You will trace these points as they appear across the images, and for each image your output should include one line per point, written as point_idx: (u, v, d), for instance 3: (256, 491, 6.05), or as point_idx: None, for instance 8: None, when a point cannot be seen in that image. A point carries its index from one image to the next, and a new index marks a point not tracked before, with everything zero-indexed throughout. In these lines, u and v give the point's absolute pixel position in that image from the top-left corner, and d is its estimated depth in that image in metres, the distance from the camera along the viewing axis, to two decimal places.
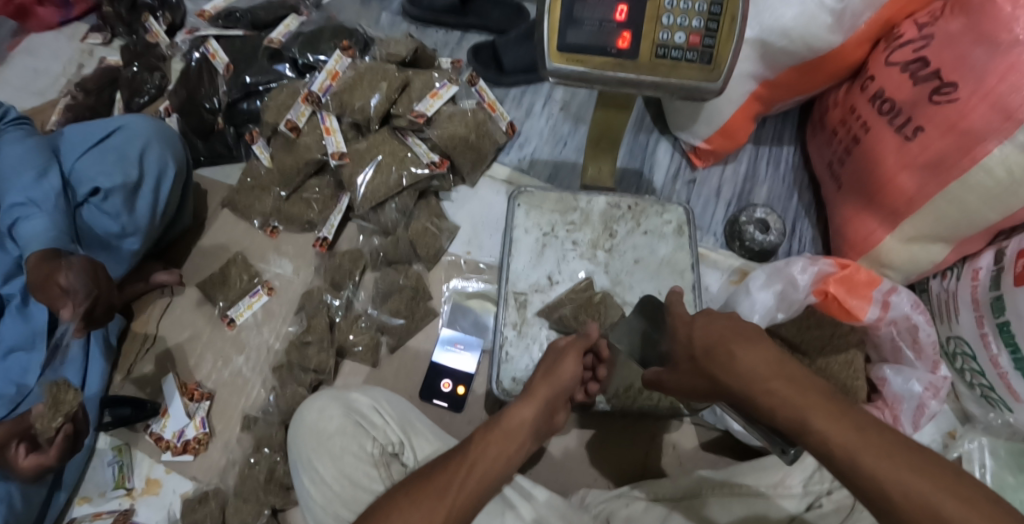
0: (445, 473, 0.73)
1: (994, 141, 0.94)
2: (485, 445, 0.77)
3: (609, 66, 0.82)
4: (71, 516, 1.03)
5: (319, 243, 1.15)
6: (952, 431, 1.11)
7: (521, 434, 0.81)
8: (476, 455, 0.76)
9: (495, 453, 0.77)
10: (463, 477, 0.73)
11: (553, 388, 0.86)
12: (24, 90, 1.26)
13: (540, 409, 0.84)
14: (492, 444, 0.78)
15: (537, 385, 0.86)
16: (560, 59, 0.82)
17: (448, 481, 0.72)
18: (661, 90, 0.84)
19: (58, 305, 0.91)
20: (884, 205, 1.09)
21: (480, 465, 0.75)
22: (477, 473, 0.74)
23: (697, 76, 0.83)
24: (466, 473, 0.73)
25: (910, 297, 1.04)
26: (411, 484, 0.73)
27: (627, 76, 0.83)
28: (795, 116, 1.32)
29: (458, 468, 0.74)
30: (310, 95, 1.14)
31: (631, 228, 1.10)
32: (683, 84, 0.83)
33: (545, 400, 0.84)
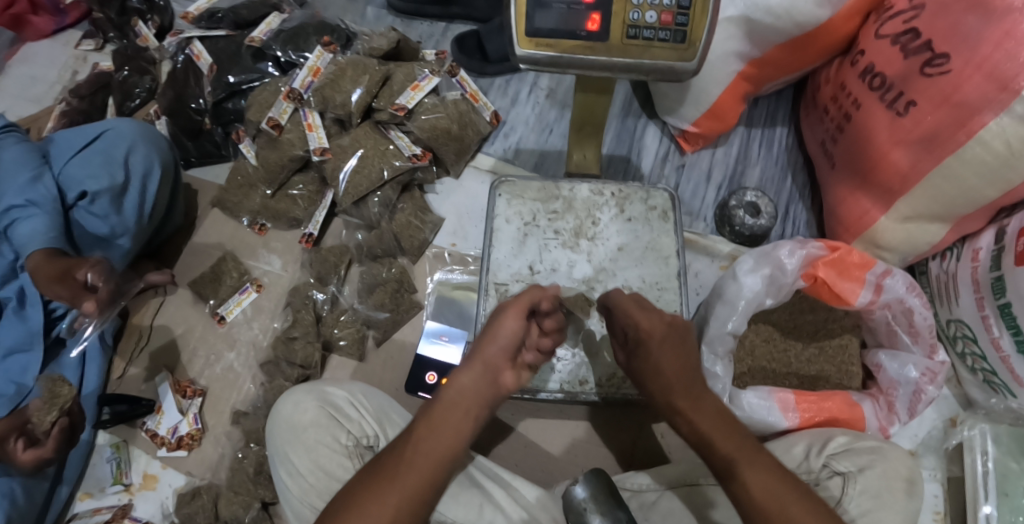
0: (397, 460, 0.73)
1: (990, 113, 0.89)
2: (431, 420, 0.75)
3: (580, 49, 0.79)
4: (73, 511, 1.06)
5: (306, 239, 1.17)
6: (954, 417, 1.08)
7: (466, 400, 0.76)
8: (422, 432, 0.75)
9: (442, 425, 0.75)
10: (412, 458, 0.73)
11: (503, 343, 0.78)
12: (22, 97, 1.30)
13: (483, 372, 0.77)
14: (437, 416, 0.75)
15: (482, 346, 0.79)
16: (529, 45, 0.79)
17: (398, 469, 0.73)
18: (635, 72, 0.81)
19: (81, 298, 0.93)
20: (878, 183, 1.05)
21: (427, 440, 0.74)
22: (425, 453, 0.74)
23: (671, 56, 0.80)
24: (413, 454, 0.73)
25: (906, 278, 0.99)
26: (366, 474, 0.74)
27: (597, 60, 0.80)
28: (790, 95, 1.29)
29: (410, 451, 0.74)
30: (292, 92, 1.14)
31: (614, 214, 1.08)
32: (656, 65, 0.80)
33: (489, 363, 0.78)
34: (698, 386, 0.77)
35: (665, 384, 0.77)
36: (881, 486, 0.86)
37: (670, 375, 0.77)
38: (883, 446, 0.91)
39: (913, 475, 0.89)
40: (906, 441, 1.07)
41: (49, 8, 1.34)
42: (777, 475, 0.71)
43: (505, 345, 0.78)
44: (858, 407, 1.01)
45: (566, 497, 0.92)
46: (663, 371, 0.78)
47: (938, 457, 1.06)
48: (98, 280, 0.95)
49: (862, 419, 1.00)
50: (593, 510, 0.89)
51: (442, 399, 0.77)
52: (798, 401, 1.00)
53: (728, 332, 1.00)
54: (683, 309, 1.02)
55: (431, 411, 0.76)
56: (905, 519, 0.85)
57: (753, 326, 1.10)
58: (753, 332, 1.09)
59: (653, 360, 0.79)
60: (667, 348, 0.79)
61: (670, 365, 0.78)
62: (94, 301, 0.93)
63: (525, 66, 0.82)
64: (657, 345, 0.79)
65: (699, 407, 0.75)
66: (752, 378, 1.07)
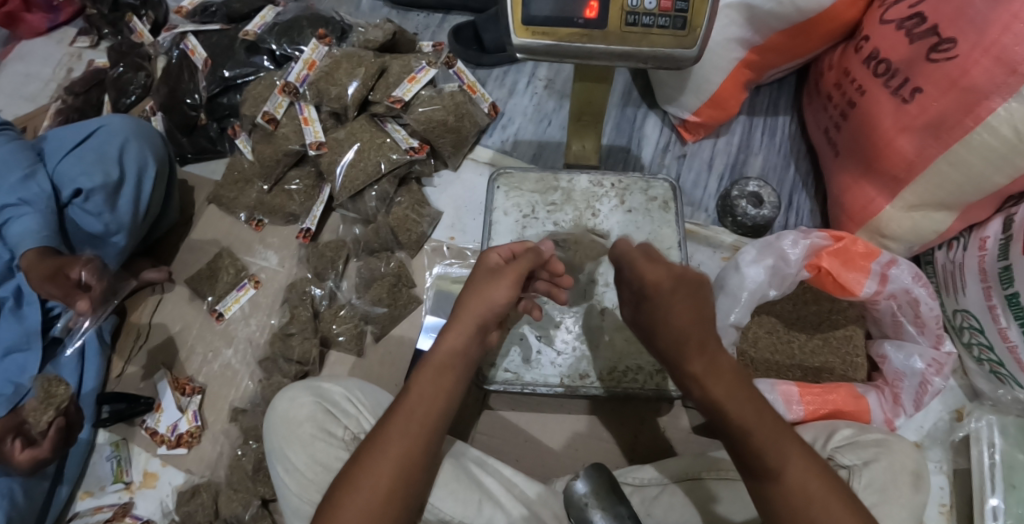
0: (393, 426, 0.73)
1: (999, 98, 0.87)
2: (422, 381, 0.75)
3: (576, 37, 0.77)
4: (73, 510, 1.05)
5: (302, 234, 1.15)
6: (960, 408, 1.06)
7: (455, 358, 0.76)
8: (415, 397, 0.74)
9: (438, 385, 0.75)
10: (413, 421, 0.73)
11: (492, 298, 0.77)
12: (16, 96, 1.29)
13: (472, 327, 0.77)
14: (426, 375, 0.75)
15: (468, 302, 0.78)
16: (526, 33, 0.77)
17: (397, 434, 0.73)
18: (633, 60, 0.79)
19: (73, 297, 0.92)
20: (883, 172, 1.03)
21: (427, 402, 0.74)
22: (424, 416, 0.74)
23: (670, 43, 0.78)
24: (414, 420, 0.74)
25: (911, 268, 0.98)
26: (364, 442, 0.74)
27: (596, 48, 0.78)
28: (792, 83, 1.27)
29: (405, 415, 0.74)
30: (287, 86, 1.13)
31: (614, 206, 1.07)
32: (656, 53, 0.78)
33: (478, 322, 0.77)
34: (718, 352, 0.70)
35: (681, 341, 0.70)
36: (887, 479, 0.85)
37: (682, 332, 0.70)
38: (889, 439, 0.90)
39: (919, 469, 0.88)
40: (911, 432, 1.05)
41: (42, 5, 1.33)
42: (813, 470, 0.68)
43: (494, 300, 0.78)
44: (863, 399, 0.99)
45: (568, 492, 0.91)
46: (678, 327, 0.70)
47: (945, 449, 1.04)
48: (90, 279, 0.94)
49: (866, 412, 0.99)
50: (595, 505, 0.89)
51: (431, 360, 0.76)
52: (802, 394, 0.99)
53: (730, 324, 0.99)
54: None
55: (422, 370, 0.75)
56: (912, 513, 0.83)
57: (755, 318, 1.08)
58: (755, 324, 1.08)
59: (665, 319, 0.71)
60: (680, 300, 0.71)
61: (683, 311, 0.70)
62: (87, 299, 0.92)
63: (521, 56, 0.80)
64: (673, 301, 0.71)
65: (731, 386, 0.69)
66: (755, 370, 1.06)
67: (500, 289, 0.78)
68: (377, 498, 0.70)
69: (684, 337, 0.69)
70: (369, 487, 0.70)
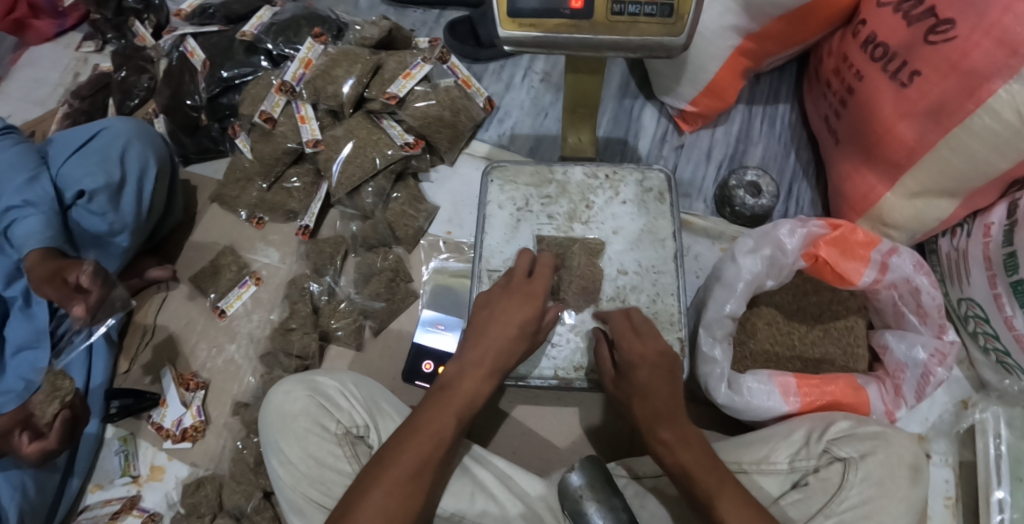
0: (415, 447, 0.77)
1: (1000, 81, 0.85)
2: (452, 411, 0.80)
3: (564, 28, 0.76)
4: (84, 503, 1.08)
5: (302, 231, 1.17)
6: (966, 399, 1.04)
7: (475, 393, 0.82)
8: (441, 412, 0.79)
9: (460, 418, 0.80)
10: (433, 449, 0.77)
11: (502, 336, 0.83)
12: (25, 100, 1.34)
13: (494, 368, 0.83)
14: (452, 406, 0.80)
15: (490, 329, 0.84)
16: (513, 26, 0.76)
17: (417, 461, 0.76)
18: (621, 50, 0.78)
19: (70, 301, 0.94)
20: (883, 158, 1.00)
21: (446, 435, 0.79)
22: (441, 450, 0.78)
23: (659, 31, 0.76)
24: (431, 447, 0.77)
25: (912, 257, 0.96)
26: (379, 463, 0.76)
27: (584, 38, 0.77)
28: (793, 70, 1.25)
29: (425, 444, 0.77)
30: (285, 84, 1.14)
31: (609, 197, 1.06)
32: (644, 42, 0.77)
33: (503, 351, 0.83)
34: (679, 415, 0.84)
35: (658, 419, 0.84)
36: (883, 473, 0.84)
37: (657, 414, 0.84)
38: (886, 431, 0.88)
39: (917, 461, 0.86)
40: (916, 424, 1.03)
41: (48, 11, 1.38)
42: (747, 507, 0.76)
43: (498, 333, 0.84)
44: (863, 390, 0.97)
45: (563, 483, 0.91)
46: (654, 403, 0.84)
47: (950, 441, 1.02)
48: (88, 283, 0.96)
49: (866, 403, 0.97)
50: (590, 497, 0.89)
51: (455, 383, 0.82)
52: (800, 385, 0.97)
53: (726, 315, 0.97)
54: (680, 293, 0.99)
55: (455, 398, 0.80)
56: (908, 507, 0.83)
57: (755, 309, 1.06)
58: (755, 315, 1.06)
59: (639, 403, 0.85)
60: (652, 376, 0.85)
61: (658, 395, 0.84)
62: (83, 305, 0.95)
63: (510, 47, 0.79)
64: (656, 386, 0.85)
65: (690, 446, 0.81)
66: (753, 361, 1.04)
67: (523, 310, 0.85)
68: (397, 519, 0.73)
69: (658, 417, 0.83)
70: (390, 506, 0.73)
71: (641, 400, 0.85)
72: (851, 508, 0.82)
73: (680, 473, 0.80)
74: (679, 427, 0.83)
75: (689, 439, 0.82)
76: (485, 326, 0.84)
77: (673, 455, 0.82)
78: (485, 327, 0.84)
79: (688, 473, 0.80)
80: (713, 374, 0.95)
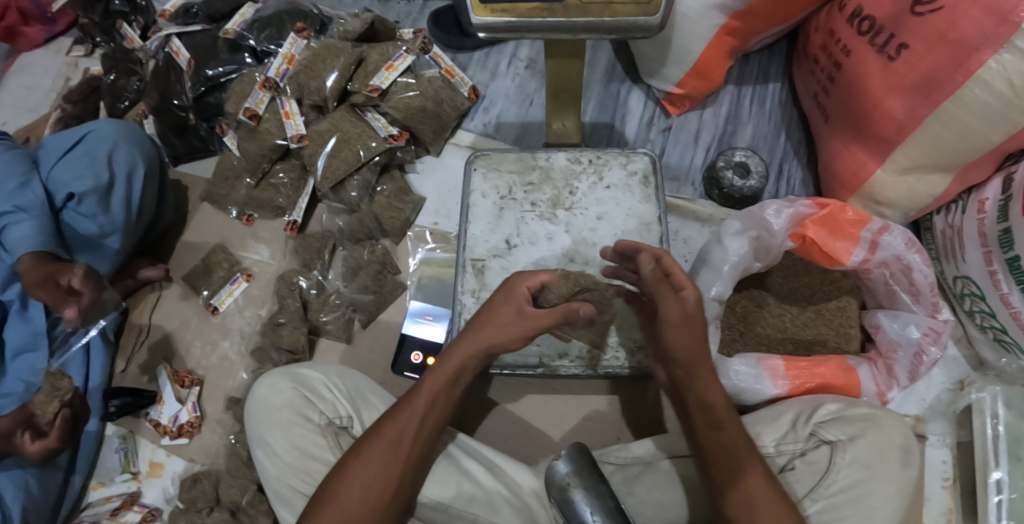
0: (396, 427, 0.79)
1: (989, 50, 0.82)
2: (430, 393, 0.80)
3: (537, 11, 0.74)
4: (87, 501, 1.10)
5: (290, 227, 1.18)
6: (963, 379, 1.02)
7: (462, 372, 0.81)
8: (426, 396, 0.80)
9: (443, 399, 0.81)
10: (417, 428, 0.79)
11: (495, 338, 0.79)
12: (20, 107, 1.37)
13: (477, 359, 0.80)
14: (431, 389, 0.80)
15: (482, 324, 0.80)
16: (485, 12, 0.75)
17: (399, 435, 0.79)
18: (596, 32, 0.76)
19: (63, 304, 0.97)
20: (872, 134, 0.98)
21: (432, 414, 0.80)
22: (426, 429, 0.80)
23: (634, 11, 0.74)
24: (416, 426, 0.79)
25: (904, 234, 0.94)
26: (368, 437, 0.79)
27: (558, 21, 0.75)
28: (783, 49, 1.22)
29: (411, 421, 0.79)
30: (268, 81, 1.15)
31: (593, 183, 1.05)
32: (619, 22, 0.75)
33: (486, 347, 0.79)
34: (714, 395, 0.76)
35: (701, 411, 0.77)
36: (874, 456, 0.82)
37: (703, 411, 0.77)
38: (877, 413, 0.86)
39: (908, 443, 0.84)
40: (912, 405, 1.01)
41: (39, 17, 1.40)
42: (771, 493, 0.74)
43: (495, 342, 0.79)
44: (855, 372, 0.95)
45: (550, 472, 0.89)
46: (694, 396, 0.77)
47: (947, 421, 1.01)
48: (80, 286, 0.98)
49: (858, 385, 0.95)
50: (577, 485, 0.85)
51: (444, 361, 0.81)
52: (788, 368, 0.95)
53: (712, 298, 0.95)
54: None
55: (429, 381, 0.80)
56: (900, 489, 0.81)
57: (745, 291, 1.05)
58: (745, 296, 1.05)
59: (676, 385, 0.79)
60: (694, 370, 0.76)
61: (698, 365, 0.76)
62: (75, 308, 0.97)
63: (484, 33, 0.77)
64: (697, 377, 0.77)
65: (736, 434, 0.76)
66: (744, 344, 1.03)
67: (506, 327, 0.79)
68: (372, 498, 0.76)
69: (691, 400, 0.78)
70: (365, 486, 0.77)
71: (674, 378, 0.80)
72: (840, 491, 0.81)
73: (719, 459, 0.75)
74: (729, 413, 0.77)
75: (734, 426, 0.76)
76: (481, 322, 0.80)
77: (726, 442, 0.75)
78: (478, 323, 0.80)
79: (732, 463, 0.75)
80: None
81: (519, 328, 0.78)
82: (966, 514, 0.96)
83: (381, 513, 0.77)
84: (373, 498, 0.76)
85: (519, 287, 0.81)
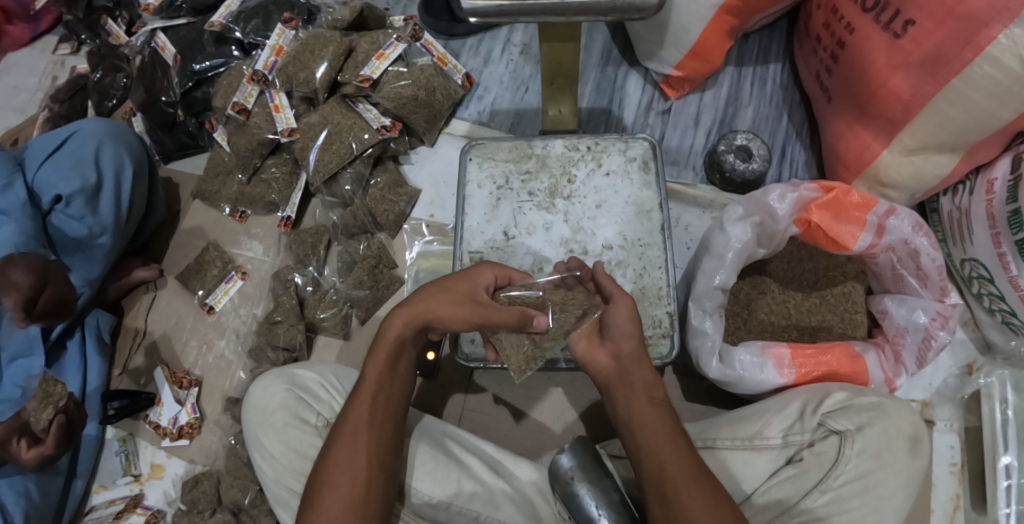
0: (351, 421, 0.78)
1: (1000, 25, 0.78)
2: (374, 376, 0.79)
3: None
4: (90, 504, 1.09)
5: (284, 223, 1.16)
6: (971, 363, 1.01)
7: (401, 348, 0.81)
8: (369, 384, 0.79)
9: (389, 379, 0.80)
10: (369, 414, 0.78)
11: (438, 308, 0.78)
12: (7, 108, 1.35)
13: (415, 327, 0.80)
14: (374, 370, 0.80)
15: (423, 295, 0.80)
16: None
17: (356, 426, 0.77)
18: (591, 14, 0.72)
19: (50, 309, 0.97)
20: (878, 115, 0.95)
21: (381, 397, 0.79)
22: (379, 414, 0.78)
23: None
24: (368, 412, 0.78)
25: (912, 217, 0.91)
26: (327, 442, 0.78)
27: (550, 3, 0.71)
28: (783, 28, 1.20)
29: (363, 412, 0.78)
30: (256, 74, 1.12)
31: (591, 169, 1.03)
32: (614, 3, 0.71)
33: (423, 315, 0.79)
34: (657, 389, 0.76)
35: (643, 430, 0.73)
36: (882, 445, 0.81)
37: (651, 435, 0.72)
38: (885, 402, 0.84)
39: (918, 432, 0.83)
40: (918, 391, 1.00)
41: (22, 16, 1.37)
42: (711, 504, 0.68)
43: (436, 311, 0.78)
44: (862, 359, 0.94)
45: (553, 466, 0.87)
46: (631, 417, 0.75)
47: (955, 406, 1.00)
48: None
49: (865, 373, 0.93)
50: (580, 478, 0.84)
51: (380, 344, 0.80)
52: (794, 356, 0.93)
53: (716, 287, 0.93)
54: (668, 265, 0.96)
55: (370, 364, 0.80)
56: (908, 479, 0.80)
57: (747, 277, 1.03)
58: (748, 283, 1.03)
59: (622, 403, 0.76)
60: (627, 389, 0.76)
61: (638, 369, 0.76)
62: (62, 312, 0.98)
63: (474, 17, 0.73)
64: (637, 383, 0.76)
65: (678, 459, 0.70)
66: (748, 332, 1.01)
67: (452, 299, 0.78)
68: (347, 498, 0.73)
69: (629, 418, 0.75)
70: (338, 487, 0.74)
71: (630, 378, 0.76)
72: (847, 483, 0.79)
73: (655, 483, 0.70)
74: (670, 431, 0.72)
75: (673, 444, 0.72)
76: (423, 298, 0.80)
77: (658, 465, 0.71)
78: (420, 298, 0.80)
79: (671, 487, 0.69)
80: (704, 348, 0.92)
81: (463, 309, 0.76)
82: (973, 499, 0.95)
83: (365, 511, 0.74)
84: (350, 496, 0.74)
85: (481, 278, 0.80)
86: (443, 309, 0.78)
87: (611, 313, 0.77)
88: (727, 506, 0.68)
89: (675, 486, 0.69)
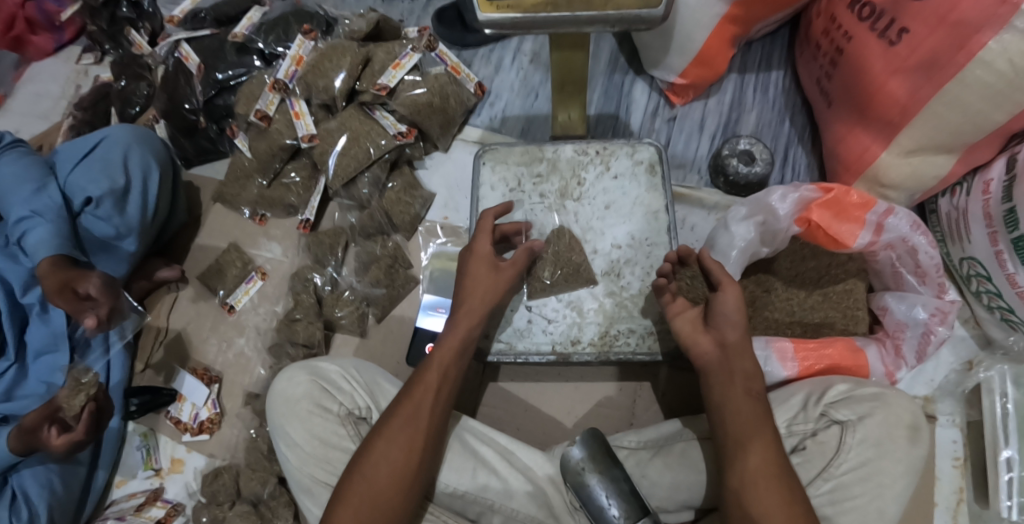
0: (412, 404, 0.82)
1: (990, 32, 0.82)
2: (440, 366, 0.85)
3: (542, 7, 0.74)
4: (111, 497, 1.12)
5: (303, 225, 1.20)
6: (972, 359, 1.03)
7: (464, 348, 0.87)
8: (433, 374, 0.84)
9: (453, 372, 0.86)
10: (432, 401, 0.83)
11: (486, 291, 0.90)
12: (32, 116, 1.41)
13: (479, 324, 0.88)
14: (441, 361, 0.85)
15: (474, 288, 0.89)
16: (491, 8, 0.74)
17: (416, 411, 0.82)
18: (601, 23, 0.76)
19: (82, 310, 0.99)
20: (876, 117, 0.98)
21: (444, 387, 0.84)
22: (440, 403, 0.83)
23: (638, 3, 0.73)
24: (432, 400, 0.83)
25: (909, 216, 0.95)
26: (386, 416, 0.83)
27: (563, 16, 0.75)
28: (785, 36, 1.24)
29: (425, 398, 0.83)
30: (277, 83, 1.17)
31: (600, 172, 1.06)
32: (622, 14, 0.74)
33: (484, 312, 0.89)
34: (756, 382, 0.80)
35: (734, 421, 0.78)
36: (882, 434, 0.84)
37: (740, 426, 0.77)
38: (885, 392, 0.87)
39: (916, 421, 0.86)
40: (920, 387, 1.03)
41: (46, 25, 1.42)
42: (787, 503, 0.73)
43: (486, 297, 0.89)
44: (863, 352, 0.97)
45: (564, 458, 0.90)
46: (726, 411, 0.79)
47: (957, 401, 1.02)
48: (96, 293, 1.00)
49: (866, 366, 0.97)
50: (590, 469, 0.88)
51: (448, 338, 0.87)
52: (797, 350, 0.96)
53: None
54: None
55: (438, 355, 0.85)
56: (908, 467, 0.83)
57: (753, 276, 1.06)
58: (753, 281, 1.06)
59: (717, 391, 0.80)
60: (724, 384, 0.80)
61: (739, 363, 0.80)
62: (94, 316, 0.99)
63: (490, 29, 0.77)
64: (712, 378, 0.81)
65: (763, 452, 0.75)
66: (753, 328, 1.04)
67: (492, 286, 0.90)
68: (398, 473, 0.79)
69: (725, 407, 0.79)
70: (391, 461, 0.79)
71: (732, 367, 0.80)
72: (850, 470, 0.82)
73: (736, 474, 0.75)
74: (762, 428, 0.77)
75: (759, 437, 0.76)
76: (465, 297, 0.89)
77: (742, 456, 0.76)
78: (467, 297, 0.89)
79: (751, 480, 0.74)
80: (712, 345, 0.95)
81: (501, 277, 0.91)
82: (976, 491, 0.98)
83: (411, 488, 0.79)
84: (400, 473, 0.79)
85: (481, 248, 0.92)
86: (495, 300, 0.90)
87: (719, 300, 0.83)
88: (802, 510, 0.73)
89: (754, 480, 0.74)
